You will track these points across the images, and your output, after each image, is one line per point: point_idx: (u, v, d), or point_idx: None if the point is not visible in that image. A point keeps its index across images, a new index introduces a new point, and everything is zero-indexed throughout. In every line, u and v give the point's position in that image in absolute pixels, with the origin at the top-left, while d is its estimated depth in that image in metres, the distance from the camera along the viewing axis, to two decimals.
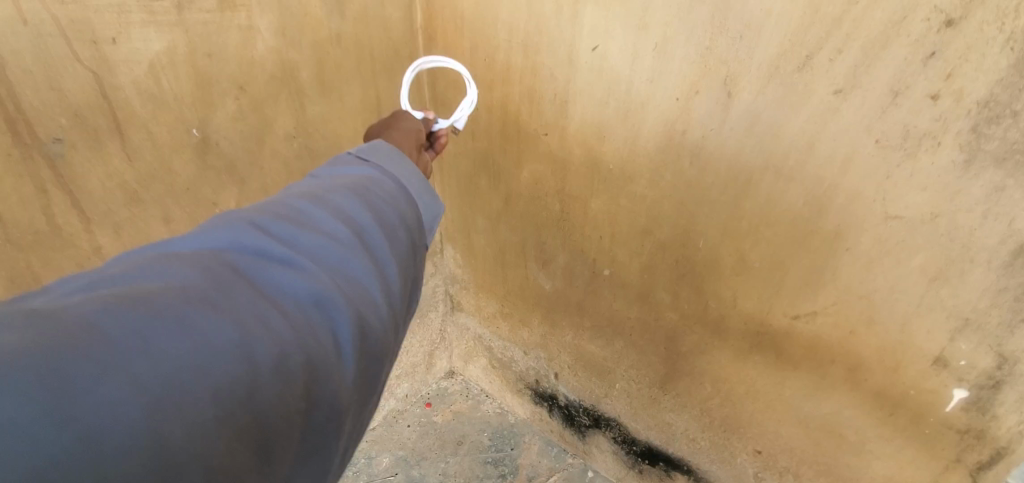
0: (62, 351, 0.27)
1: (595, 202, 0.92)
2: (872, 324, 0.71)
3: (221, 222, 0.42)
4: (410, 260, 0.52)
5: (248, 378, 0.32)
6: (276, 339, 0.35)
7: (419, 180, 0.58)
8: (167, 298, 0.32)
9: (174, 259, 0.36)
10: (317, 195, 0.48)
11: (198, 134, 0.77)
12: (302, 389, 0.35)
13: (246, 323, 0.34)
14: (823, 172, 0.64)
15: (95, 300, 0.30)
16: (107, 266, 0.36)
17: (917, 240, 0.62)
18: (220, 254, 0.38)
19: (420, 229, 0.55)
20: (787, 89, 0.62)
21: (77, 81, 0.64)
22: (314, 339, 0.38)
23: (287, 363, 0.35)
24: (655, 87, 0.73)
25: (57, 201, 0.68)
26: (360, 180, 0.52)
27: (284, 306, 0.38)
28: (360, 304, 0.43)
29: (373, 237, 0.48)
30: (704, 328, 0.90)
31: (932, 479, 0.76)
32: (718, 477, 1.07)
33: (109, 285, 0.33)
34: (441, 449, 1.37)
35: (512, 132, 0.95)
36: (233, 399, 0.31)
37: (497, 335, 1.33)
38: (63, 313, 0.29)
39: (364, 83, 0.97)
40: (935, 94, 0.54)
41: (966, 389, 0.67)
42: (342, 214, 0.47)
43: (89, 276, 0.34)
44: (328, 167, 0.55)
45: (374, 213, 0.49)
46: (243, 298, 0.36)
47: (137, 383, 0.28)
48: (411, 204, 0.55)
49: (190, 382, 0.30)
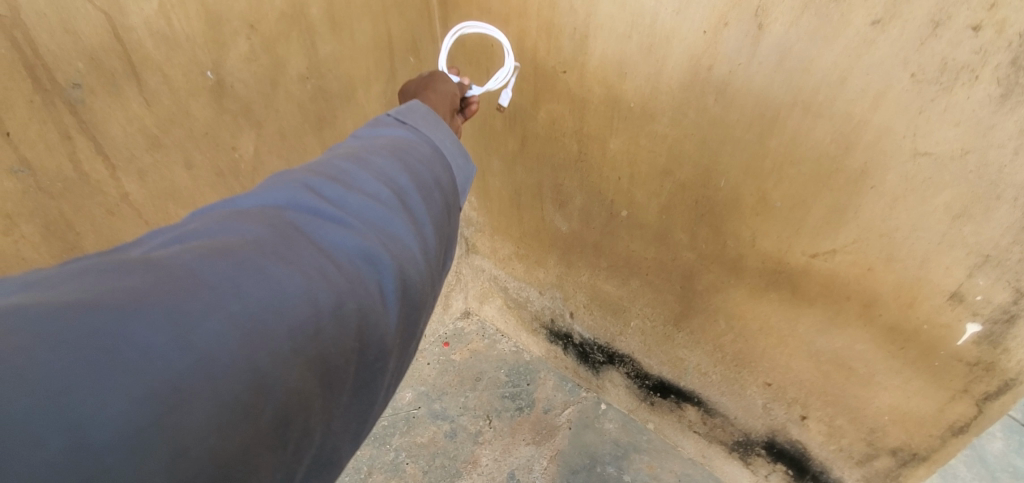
0: (175, 293, 0.31)
1: (614, 142, 0.91)
2: (890, 261, 0.71)
3: (279, 181, 0.45)
4: (443, 219, 0.55)
5: (316, 320, 0.37)
6: (336, 288, 0.39)
7: (452, 142, 0.61)
8: (248, 250, 0.36)
9: (245, 217, 0.40)
10: (361, 156, 0.51)
11: (213, 76, 0.76)
12: (355, 332, 0.40)
13: (313, 272, 0.38)
14: (853, 107, 0.63)
15: (190, 251, 0.35)
16: (186, 222, 0.40)
17: (945, 177, 0.62)
18: (282, 211, 0.42)
19: (452, 191, 0.57)
20: (822, 19, 0.60)
21: (89, 22, 0.63)
22: (366, 289, 0.42)
23: (344, 309, 0.39)
24: (681, 20, 0.71)
25: (82, 148, 0.69)
26: (398, 142, 0.55)
27: (339, 258, 0.41)
28: (404, 257, 0.46)
29: (411, 198, 0.51)
30: (721, 268, 0.91)
31: (938, 408, 0.79)
32: (727, 408, 1.12)
33: (195, 238, 0.37)
34: (461, 385, 1.44)
35: (529, 70, 0.93)
36: (305, 338, 0.36)
37: (512, 276, 1.36)
38: (167, 262, 0.33)
39: (375, 20, 0.94)
40: (977, 25, 0.52)
41: (979, 324, 0.69)
42: (384, 174, 0.50)
43: (174, 230, 0.39)
44: (367, 130, 0.57)
45: (413, 175, 0.52)
46: (307, 251, 0.40)
47: (236, 318, 0.32)
48: (445, 168, 0.57)
49: (273, 321, 0.34)
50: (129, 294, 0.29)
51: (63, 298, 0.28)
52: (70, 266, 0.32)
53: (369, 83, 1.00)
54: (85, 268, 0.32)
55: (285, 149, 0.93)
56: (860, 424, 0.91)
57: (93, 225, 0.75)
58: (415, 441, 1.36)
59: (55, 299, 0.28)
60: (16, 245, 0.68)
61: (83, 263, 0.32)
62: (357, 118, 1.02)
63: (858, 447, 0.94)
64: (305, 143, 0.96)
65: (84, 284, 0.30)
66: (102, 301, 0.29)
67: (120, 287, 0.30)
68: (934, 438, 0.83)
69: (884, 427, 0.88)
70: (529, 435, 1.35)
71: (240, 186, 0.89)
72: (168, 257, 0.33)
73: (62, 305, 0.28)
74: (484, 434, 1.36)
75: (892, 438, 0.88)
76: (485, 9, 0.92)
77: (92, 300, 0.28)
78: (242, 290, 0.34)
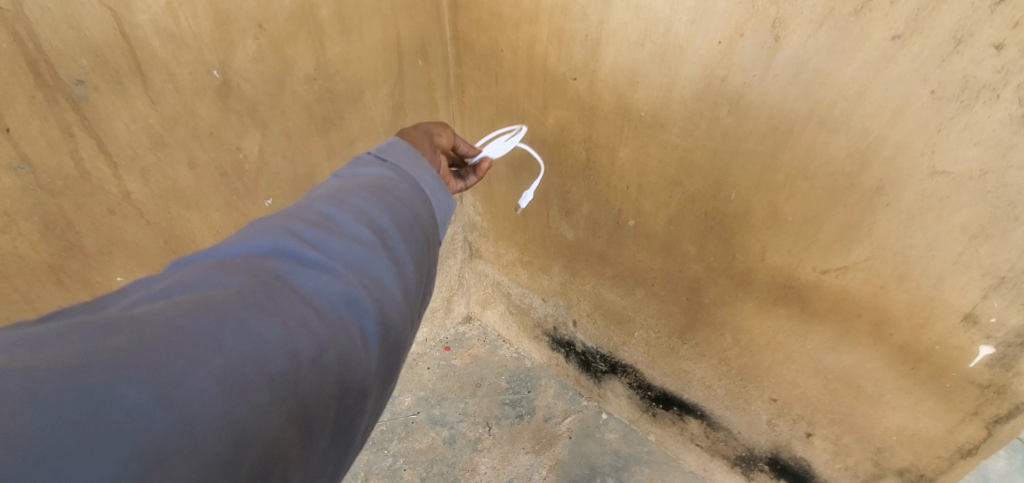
0: (157, 353, 0.31)
1: (623, 151, 0.90)
2: (904, 280, 0.70)
3: (263, 226, 0.45)
4: (425, 255, 0.54)
5: (293, 371, 0.36)
6: (316, 337, 0.38)
7: (433, 176, 0.60)
8: (229, 304, 0.36)
9: (227, 266, 0.40)
10: (344, 196, 0.51)
11: (219, 76, 0.75)
12: (334, 381, 0.39)
13: (292, 323, 0.38)
14: (870, 122, 0.62)
15: (171, 306, 0.35)
16: (169, 272, 0.40)
17: (962, 197, 0.60)
18: (264, 259, 0.42)
19: (432, 226, 0.57)
20: (841, 32, 0.59)
21: (95, 19, 0.62)
22: (346, 336, 0.41)
23: (322, 358, 0.38)
24: (695, 30, 0.69)
25: (84, 145, 0.68)
26: (381, 180, 0.55)
27: (319, 304, 0.41)
28: (385, 300, 0.46)
29: (391, 239, 0.50)
30: (728, 281, 0.90)
31: (947, 430, 0.78)
32: (730, 422, 1.11)
33: (176, 290, 0.37)
34: (460, 391, 1.43)
35: (539, 75, 0.92)
36: (283, 389, 0.35)
37: (516, 282, 1.35)
38: (148, 319, 0.33)
39: (385, 21, 0.93)
40: (1000, 43, 0.51)
41: (992, 346, 0.67)
42: (366, 216, 0.49)
43: (157, 282, 0.39)
44: (349, 169, 0.57)
45: (396, 213, 0.52)
46: (289, 300, 0.39)
47: (215, 376, 0.32)
48: (425, 204, 0.57)
49: (252, 374, 0.34)
50: (111, 356, 0.30)
51: (47, 361, 0.29)
52: (52, 323, 0.32)
53: (377, 86, 0.99)
54: (68, 326, 0.32)
55: (290, 149, 0.92)
56: (867, 443, 0.90)
57: (93, 223, 0.74)
58: (412, 446, 1.34)
59: (40, 362, 0.28)
60: (14, 242, 0.68)
61: (65, 321, 0.33)
62: (363, 120, 1.01)
63: (863, 466, 0.93)
64: (311, 144, 0.95)
65: (66, 345, 0.30)
66: (87, 364, 0.29)
67: (101, 349, 0.30)
68: (942, 459, 0.82)
69: (891, 447, 0.87)
70: (528, 443, 1.34)
71: (244, 187, 0.88)
72: (149, 314, 0.34)
73: (47, 369, 0.28)
74: (483, 442, 1.34)
75: (899, 458, 0.87)
76: (496, 13, 0.91)
77: (75, 366, 0.29)
78: (223, 345, 0.34)
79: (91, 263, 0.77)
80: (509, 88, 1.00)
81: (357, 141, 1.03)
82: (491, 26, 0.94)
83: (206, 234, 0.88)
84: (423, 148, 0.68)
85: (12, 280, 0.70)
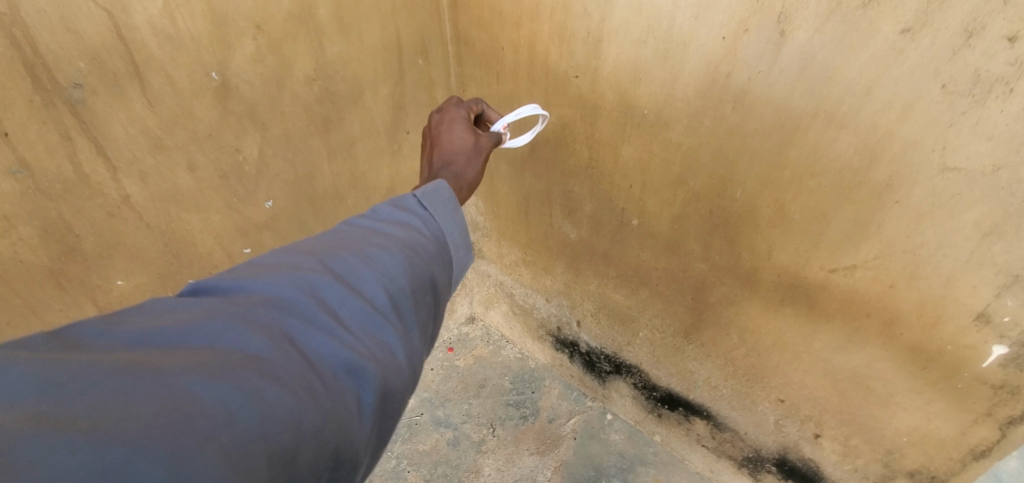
0: (176, 423, 0.33)
1: (626, 149, 0.89)
2: (914, 279, 0.69)
3: (285, 278, 0.48)
4: (428, 319, 0.57)
5: (293, 446, 0.38)
6: (320, 410, 0.40)
7: (461, 233, 0.65)
8: (246, 370, 0.38)
9: (248, 322, 0.42)
10: (367, 252, 0.54)
11: (218, 77, 0.75)
12: (330, 453, 0.40)
13: (302, 395, 0.40)
14: (879, 119, 0.61)
15: (196, 367, 0.37)
16: (192, 313, 0.42)
17: (974, 194, 0.59)
18: (282, 318, 0.45)
19: (444, 287, 0.60)
20: (849, 26, 0.57)
21: (92, 21, 0.61)
22: (346, 408, 0.43)
23: (323, 432, 0.40)
24: (699, 25, 0.68)
25: (83, 149, 0.67)
26: (404, 237, 0.58)
27: (325, 373, 0.43)
28: (389, 368, 0.48)
29: (402, 304, 0.53)
30: (734, 280, 0.89)
31: (959, 431, 0.77)
32: (737, 423, 1.09)
33: (198, 346, 0.39)
34: (464, 392, 1.42)
35: (541, 73, 0.91)
36: (280, 466, 0.36)
37: (519, 282, 1.34)
38: (172, 381, 0.35)
39: (384, 21, 0.92)
40: (1014, 35, 0.49)
41: (1006, 346, 0.66)
42: (384, 278, 0.52)
43: (180, 326, 0.41)
44: (383, 213, 0.61)
45: (414, 275, 0.55)
46: (300, 368, 0.41)
47: (223, 453, 0.33)
48: (442, 265, 0.60)
49: (255, 451, 0.35)
50: (135, 427, 0.31)
51: (76, 426, 0.30)
52: (82, 369, 0.34)
53: (377, 85, 0.98)
54: (95, 380, 0.34)
55: (290, 151, 0.91)
56: (876, 444, 0.88)
57: (93, 227, 0.73)
58: (416, 448, 1.34)
59: (69, 425, 0.30)
60: (13, 247, 0.67)
61: (94, 370, 0.35)
62: (364, 121, 1.00)
63: (873, 468, 0.92)
64: (311, 145, 0.94)
65: (95, 405, 0.32)
66: (112, 433, 0.30)
67: (127, 417, 0.32)
68: (953, 461, 0.81)
69: (902, 448, 0.85)
70: (533, 444, 1.33)
71: (244, 189, 0.87)
72: (174, 374, 0.36)
73: (76, 434, 0.30)
74: (487, 443, 1.34)
75: (909, 460, 0.85)
76: (497, 11, 0.90)
77: (100, 433, 0.30)
78: (236, 416, 0.35)
79: (91, 268, 0.76)
80: (511, 87, 0.99)
81: (357, 141, 1.02)
82: (492, 24, 0.93)
83: (207, 237, 0.87)
84: None
85: (12, 285, 0.70)
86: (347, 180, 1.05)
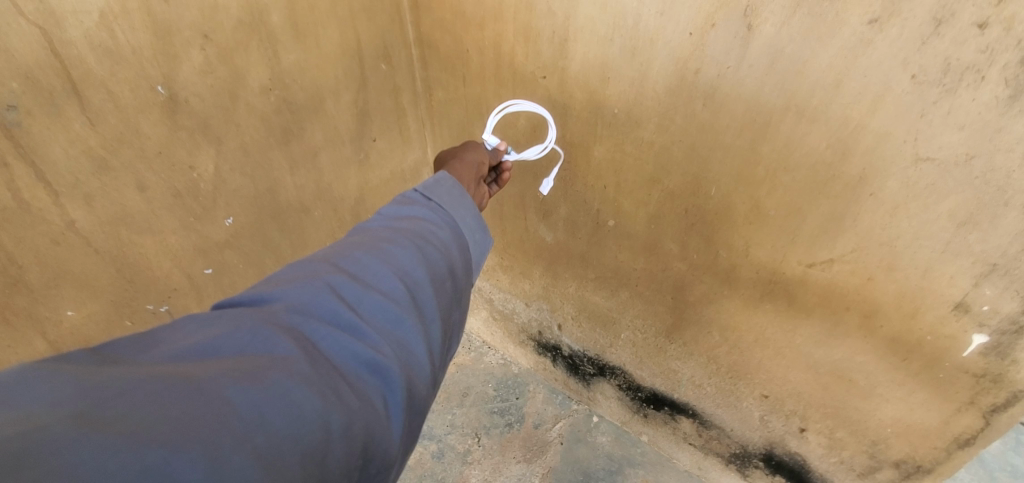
0: (211, 425, 0.32)
1: (598, 150, 0.87)
2: (891, 271, 0.68)
3: (304, 279, 0.46)
4: (449, 311, 0.55)
5: (323, 445, 0.36)
6: (347, 409, 0.39)
7: (473, 218, 0.63)
8: (273, 372, 0.37)
9: (272, 324, 0.41)
10: (382, 248, 0.52)
11: (165, 91, 0.70)
12: (361, 452, 0.39)
13: (329, 394, 0.39)
14: (850, 112, 0.59)
15: (226, 371, 0.36)
16: (216, 319, 0.41)
17: (949, 184, 0.58)
18: (304, 319, 0.43)
19: (462, 276, 0.59)
20: (815, 18, 0.56)
21: (23, 38, 0.57)
22: (372, 407, 0.41)
23: (352, 430, 0.39)
24: (665, 22, 0.66)
25: (20, 175, 0.62)
26: (417, 229, 0.56)
27: (349, 374, 0.42)
28: (412, 364, 0.46)
29: (422, 295, 0.51)
30: (712, 278, 0.87)
31: (942, 420, 0.76)
32: (723, 420, 1.08)
33: (226, 352, 0.38)
34: (447, 402, 1.39)
35: (508, 74, 0.89)
36: (313, 466, 0.35)
37: (497, 287, 1.31)
38: (203, 385, 0.34)
39: (342, 25, 0.88)
40: (983, 22, 0.48)
41: (986, 334, 0.65)
42: (399, 271, 0.51)
43: (206, 333, 0.40)
44: (393, 208, 0.60)
45: (430, 266, 0.54)
46: (324, 368, 0.40)
47: (258, 453, 0.33)
48: (458, 253, 0.59)
49: (287, 450, 0.34)
50: (172, 429, 0.31)
51: (117, 427, 0.30)
52: (118, 374, 0.34)
53: (339, 93, 0.94)
54: (130, 383, 0.33)
55: (249, 165, 0.86)
56: (862, 436, 0.88)
57: (36, 256, 0.67)
58: None
59: (110, 428, 0.30)
60: None
61: (129, 376, 0.34)
62: (327, 130, 0.96)
63: (860, 459, 0.91)
64: (272, 158, 0.90)
65: (133, 406, 0.31)
66: (149, 434, 0.30)
67: (164, 419, 0.31)
68: (938, 450, 0.80)
69: (887, 439, 0.85)
70: (519, 452, 1.30)
71: (201, 207, 0.83)
72: (205, 379, 0.35)
73: (116, 436, 0.29)
74: (473, 453, 1.31)
75: (895, 450, 0.85)
76: (459, 12, 0.88)
77: (139, 433, 0.30)
78: (267, 418, 0.34)
79: (37, 300, 0.70)
80: (479, 89, 0.97)
81: (322, 152, 0.98)
82: (455, 25, 0.90)
83: (164, 260, 0.82)
84: (468, 184, 0.72)
85: None
86: (312, 192, 1.01)
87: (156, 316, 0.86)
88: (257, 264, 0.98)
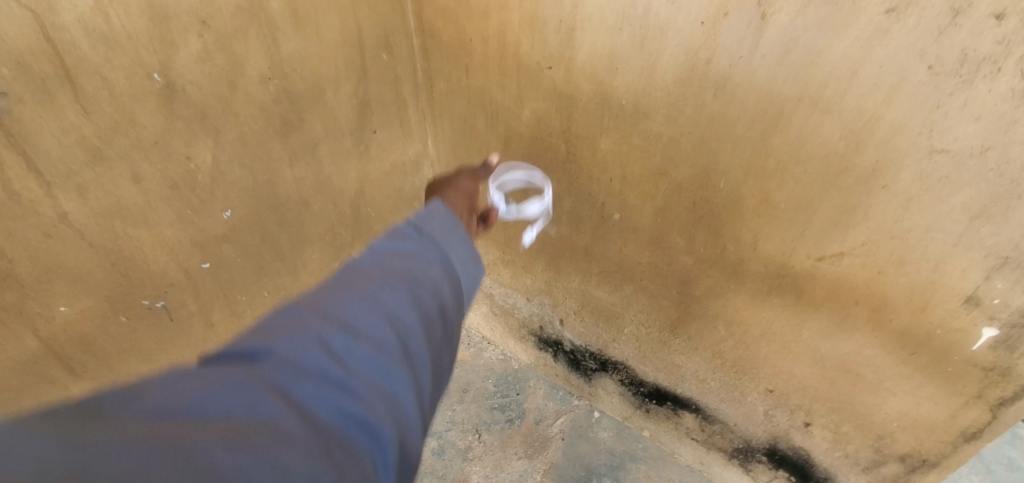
0: None
1: (605, 142, 0.86)
2: (902, 265, 0.68)
3: (292, 330, 0.45)
4: (442, 354, 0.53)
5: None
6: (336, 474, 0.37)
7: (466, 253, 0.61)
8: (260, 439, 0.35)
9: (259, 384, 0.40)
10: (374, 292, 0.51)
11: (161, 79, 0.68)
12: None
13: (318, 461, 0.37)
14: (865, 102, 0.59)
15: (211, 438, 0.34)
16: (202, 374, 0.40)
17: (963, 176, 0.57)
18: (293, 376, 0.41)
19: (455, 316, 0.57)
20: (831, 7, 0.55)
21: (13, 21, 0.55)
22: (362, 468, 0.39)
23: None
24: (676, 11, 0.65)
25: (10, 165, 0.60)
26: (409, 270, 0.55)
27: (338, 435, 0.40)
28: (405, 419, 0.45)
29: (415, 341, 0.50)
30: (719, 272, 0.87)
31: (949, 413, 0.76)
32: (726, 415, 1.08)
33: (211, 412, 0.37)
34: (447, 398, 1.38)
35: (512, 65, 0.87)
36: None
37: (498, 282, 1.30)
38: (186, 455, 0.32)
39: (342, 13, 0.86)
40: (1001, 13, 0.48)
41: (996, 328, 0.65)
42: (392, 319, 0.49)
43: (192, 388, 0.38)
44: (386, 243, 0.58)
45: (423, 310, 0.52)
46: (313, 431, 0.39)
47: None
48: (451, 292, 0.57)
49: None
50: None
51: None
52: (97, 440, 0.32)
53: (339, 83, 0.92)
54: (110, 452, 0.31)
55: (247, 156, 0.84)
56: (867, 430, 0.88)
57: (28, 249, 0.65)
58: None
59: None
60: None
61: (110, 442, 0.32)
62: (326, 121, 0.94)
63: (864, 453, 0.91)
64: (271, 149, 0.87)
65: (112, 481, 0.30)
66: None
67: None
68: (944, 444, 0.80)
69: (892, 433, 0.85)
70: (520, 448, 1.30)
71: (198, 199, 0.80)
72: (189, 447, 0.33)
73: None
74: (473, 450, 1.30)
75: (900, 444, 0.85)
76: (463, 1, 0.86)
77: None
78: None
79: (29, 295, 0.68)
80: (482, 80, 0.95)
81: (321, 143, 0.96)
82: (459, 14, 0.88)
83: (160, 254, 0.80)
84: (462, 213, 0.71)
85: None
86: (312, 185, 0.99)
87: (152, 311, 0.84)
88: (255, 258, 0.96)
